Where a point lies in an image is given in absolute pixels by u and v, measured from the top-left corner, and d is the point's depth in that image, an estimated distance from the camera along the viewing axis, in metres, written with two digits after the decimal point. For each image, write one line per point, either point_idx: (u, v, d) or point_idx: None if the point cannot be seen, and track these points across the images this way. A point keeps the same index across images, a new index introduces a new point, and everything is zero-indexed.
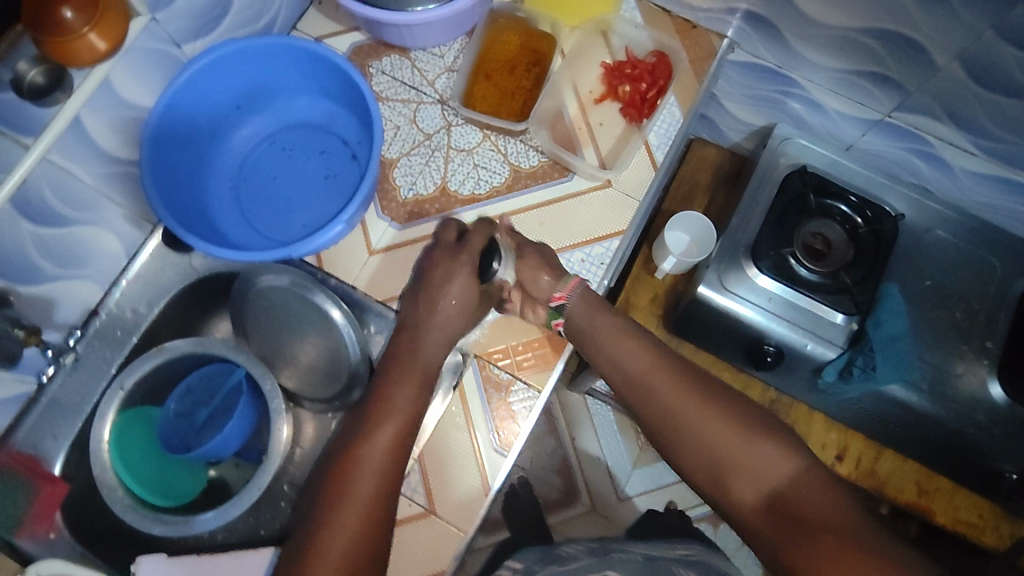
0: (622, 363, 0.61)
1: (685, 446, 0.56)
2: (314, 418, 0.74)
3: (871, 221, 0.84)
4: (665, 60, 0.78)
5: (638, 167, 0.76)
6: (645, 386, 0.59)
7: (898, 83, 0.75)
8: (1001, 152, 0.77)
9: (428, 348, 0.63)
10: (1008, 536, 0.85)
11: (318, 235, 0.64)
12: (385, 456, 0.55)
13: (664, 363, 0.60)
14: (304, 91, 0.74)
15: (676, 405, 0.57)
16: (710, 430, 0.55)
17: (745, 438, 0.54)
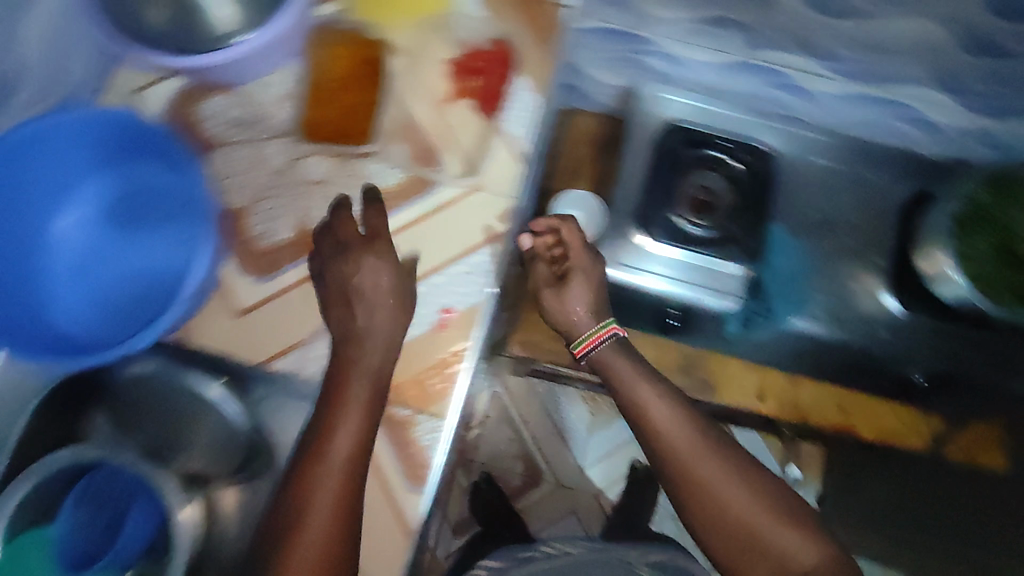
0: (660, 426, 0.64)
1: (712, 519, 0.61)
2: (229, 489, 0.66)
3: (748, 164, 0.85)
4: (506, 50, 0.74)
5: (501, 163, 0.73)
6: (682, 447, 0.63)
7: (748, 26, 0.73)
8: (857, 71, 0.76)
9: (354, 380, 0.60)
10: (931, 437, 0.87)
11: (165, 317, 0.59)
12: (333, 496, 0.55)
13: (700, 435, 0.64)
14: (122, 161, 0.68)
15: (711, 474, 0.62)
16: (743, 507, 0.61)
17: (772, 520, 0.60)
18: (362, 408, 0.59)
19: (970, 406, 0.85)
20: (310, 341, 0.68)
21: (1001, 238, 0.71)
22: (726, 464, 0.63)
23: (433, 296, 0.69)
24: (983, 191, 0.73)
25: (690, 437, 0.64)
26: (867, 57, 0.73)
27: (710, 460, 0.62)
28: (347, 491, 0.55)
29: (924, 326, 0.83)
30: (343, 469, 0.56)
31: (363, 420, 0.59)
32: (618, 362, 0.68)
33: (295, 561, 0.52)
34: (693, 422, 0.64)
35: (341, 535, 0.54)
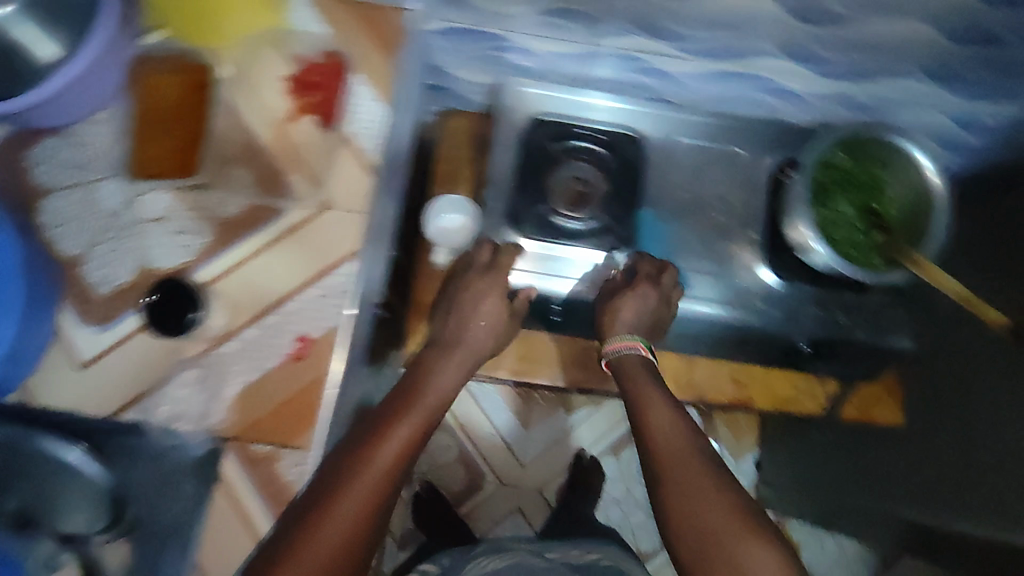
0: (656, 419, 0.66)
1: (681, 521, 0.57)
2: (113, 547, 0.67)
3: (616, 152, 0.84)
4: (340, 61, 0.72)
5: (348, 176, 0.70)
6: (670, 456, 0.62)
7: (586, 13, 0.72)
8: (705, 49, 0.75)
9: (413, 404, 0.67)
10: (825, 399, 0.89)
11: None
12: (364, 494, 0.56)
13: (696, 454, 0.62)
14: None
15: (695, 490, 0.58)
16: (710, 508, 0.56)
17: (739, 526, 0.55)
18: (422, 420, 0.66)
19: (852, 367, 0.88)
20: (158, 389, 0.65)
21: (858, 196, 0.78)
22: (708, 481, 0.59)
23: (285, 323, 0.67)
24: (841, 153, 0.79)
25: (679, 435, 0.64)
26: (718, 34, 0.72)
27: (690, 458, 0.61)
28: (387, 485, 0.58)
29: (802, 294, 0.82)
30: (382, 466, 0.59)
31: (417, 434, 0.64)
32: (628, 366, 0.74)
33: (324, 532, 0.52)
34: (686, 444, 0.63)
35: (362, 519, 0.55)
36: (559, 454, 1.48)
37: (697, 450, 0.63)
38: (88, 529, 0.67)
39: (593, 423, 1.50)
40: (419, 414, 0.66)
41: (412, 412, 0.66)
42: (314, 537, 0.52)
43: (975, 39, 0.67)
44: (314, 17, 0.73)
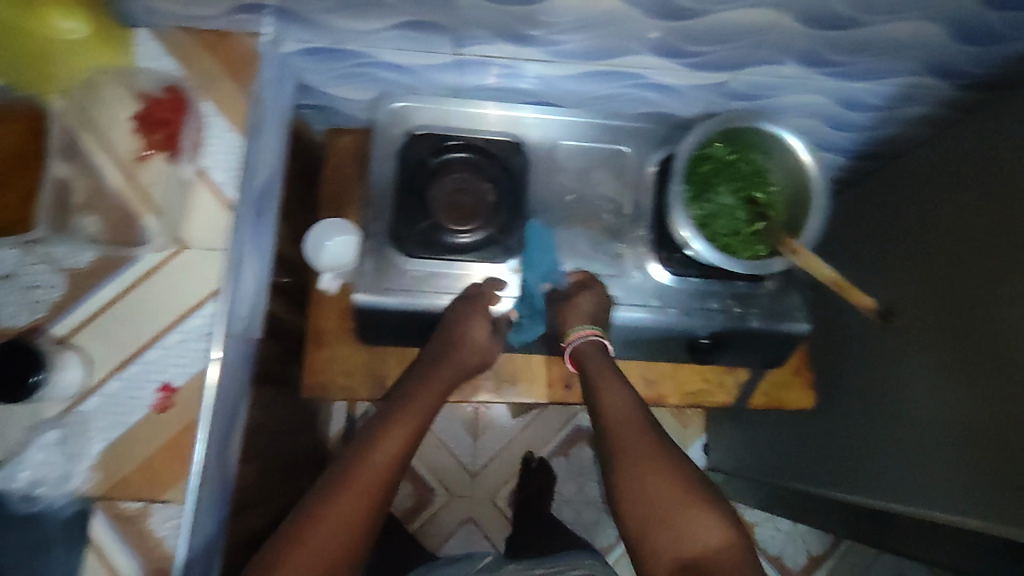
0: (609, 402, 0.70)
1: (632, 498, 0.63)
2: None
3: (497, 162, 0.81)
4: (182, 96, 0.68)
5: (206, 213, 0.68)
6: (621, 437, 0.67)
7: (444, 26, 0.69)
8: (571, 51, 0.74)
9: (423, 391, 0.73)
10: (733, 388, 0.91)
11: None
12: (364, 489, 0.63)
13: (645, 431, 0.67)
14: None
15: (644, 470, 0.63)
16: (659, 488, 0.62)
17: (684, 505, 0.61)
18: (426, 407, 0.72)
19: (756, 355, 0.86)
20: (21, 452, 0.63)
21: (739, 185, 0.78)
22: (659, 456, 0.64)
23: (148, 372, 0.65)
24: (719, 144, 0.78)
25: (632, 418, 0.68)
26: (580, 36, 0.70)
27: (645, 441, 0.66)
28: (382, 478, 0.65)
29: (698, 289, 0.81)
30: (378, 459, 0.66)
31: (419, 421, 0.71)
32: (592, 358, 0.74)
33: (331, 519, 0.61)
34: (637, 422, 0.68)
35: (365, 509, 0.63)
36: (508, 458, 1.47)
37: (643, 429, 0.67)
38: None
39: (540, 424, 1.50)
40: (418, 402, 0.72)
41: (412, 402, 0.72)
42: (313, 535, 0.60)
43: (833, 25, 0.66)
44: (163, 49, 0.70)
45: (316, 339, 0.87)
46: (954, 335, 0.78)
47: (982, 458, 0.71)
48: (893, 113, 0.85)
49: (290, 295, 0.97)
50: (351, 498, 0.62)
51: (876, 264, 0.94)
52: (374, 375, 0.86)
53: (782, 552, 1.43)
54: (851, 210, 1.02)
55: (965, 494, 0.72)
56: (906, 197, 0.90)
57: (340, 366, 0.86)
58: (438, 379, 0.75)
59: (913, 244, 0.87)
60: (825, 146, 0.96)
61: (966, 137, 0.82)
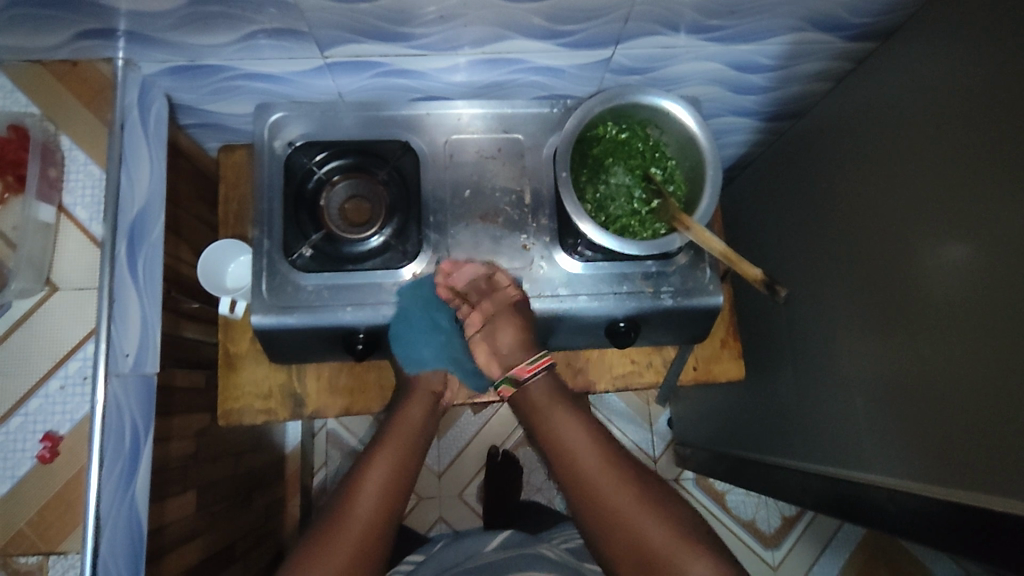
0: (578, 449, 0.69)
1: (628, 548, 0.65)
2: None
3: (386, 163, 0.78)
4: (25, 134, 0.67)
5: (77, 253, 0.67)
6: (597, 482, 0.67)
7: (296, 31, 0.67)
8: (442, 43, 0.72)
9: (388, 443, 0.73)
10: (663, 365, 0.88)
11: None
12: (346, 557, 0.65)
13: (615, 464, 0.68)
14: None
15: (626, 509, 0.65)
16: (653, 533, 0.64)
17: (681, 547, 0.63)
18: (408, 447, 0.74)
19: (680, 331, 0.83)
20: None
21: (633, 162, 0.76)
22: (636, 492, 0.67)
23: (31, 422, 0.63)
24: (609, 122, 0.76)
25: (600, 463, 0.68)
26: (445, 26, 0.68)
27: (623, 484, 0.67)
28: (360, 541, 0.66)
29: (609, 272, 0.79)
30: (367, 512, 0.68)
31: (399, 459, 0.72)
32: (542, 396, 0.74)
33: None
34: (606, 456, 0.69)
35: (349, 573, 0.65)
36: (473, 455, 1.46)
37: (613, 462, 0.69)
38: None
39: (502, 418, 1.48)
40: (401, 441, 0.74)
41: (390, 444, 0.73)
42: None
43: None
44: (14, 86, 0.70)
45: (231, 365, 0.84)
46: (869, 292, 0.78)
47: (915, 426, 0.72)
48: (790, 70, 0.84)
49: (206, 322, 0.94)
50: (336, 556, 0.65)
51: (797, 224, 0.92)
52: (293, 394, 0.85)
53: (755, 518, 1.40)
54: (770, 171, 1.01)
55: (903, 458, 0.74)
56: (816, 153, 0.89)
57: (257, 388, 0.84)
58: (420, 404, 0.77)
59: (827, 201, 0.86)
60: (733, 111, 0.94)
61: (863, 87, 0.81)
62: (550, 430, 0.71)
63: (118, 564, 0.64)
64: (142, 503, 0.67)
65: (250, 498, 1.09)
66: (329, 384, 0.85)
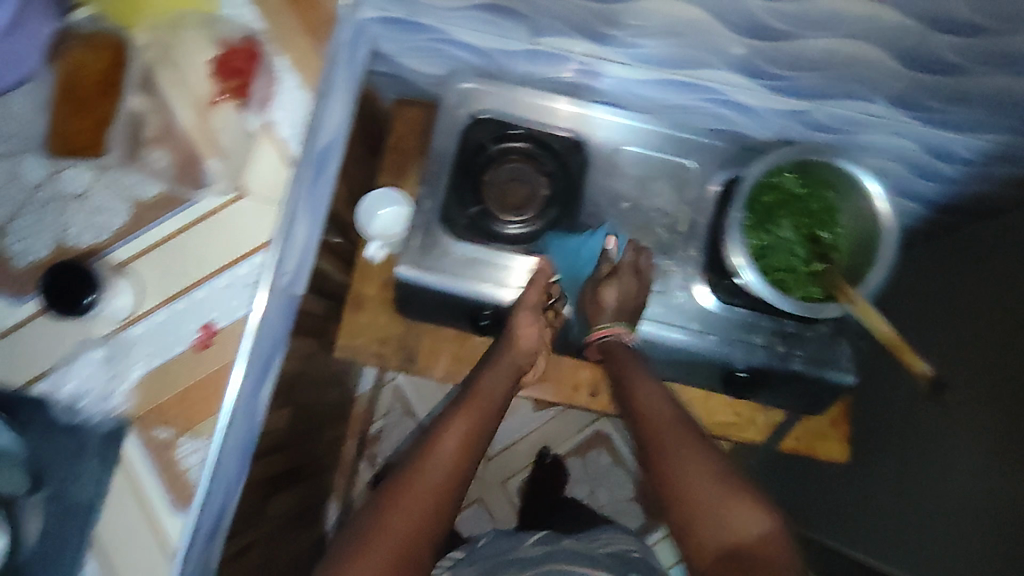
0: (645, 402, 0.67)
1: (680, 502, 0.58)
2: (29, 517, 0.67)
3: (556, 156, 0.82)
4: (254, 47, 0.71)
5: (269, 167, 0.71)
6: (656, 430, 0.63)
7: (519, 11, 0.69)
8: (650, 56, 0.73)
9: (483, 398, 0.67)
10: (766, 427, 0.86)
11: None
12: (426, 506, 0.58)
13: (679, 416, 0.64)
14: None
15: (677, 459, 0.60)
16: (698, 479, 0.58)
17: (718, 490, 0.57)
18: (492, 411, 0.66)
19: (796, 397, 0.82)
20: (63, 366, 0.66)
21: (802, 221, 0.75)
22: (698, 449, 0.61)
23: (194, 309, 0.67)
24: (787, 173, 0.75)
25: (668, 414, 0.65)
26: (662, 40, 0.69)
27: (676, 439, 0.62)
28: (441, 482, 0.59)
29: (747, 321, 0.77)
30: (452, 460, 0.60)
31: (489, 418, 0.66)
32: (619, 355, 0.73)
33: (387, 534, 0.56)
34: (675, 414, 0.65)
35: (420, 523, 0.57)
36: (526, 450, 1.47)
37: (682, 418, 0.65)
38: (11, 493, 0.65)
39: (563, 423, 1.48)
40: (486, 405, 0.66)
41: (474, 407, 0.65)
42: (389, 553, 0.56)
43: (933, 67, 0.64)
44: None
45: (358, 304, 0.89)
46: (994, 408, 0.74)
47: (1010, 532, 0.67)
48: (985, 168, 0.81)
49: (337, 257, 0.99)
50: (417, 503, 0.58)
51: (941, 321, 0.88)
52: (405, 347, 0.88)
53: None
54: (924, 262, 0.97)
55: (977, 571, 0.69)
56: (985, 258, 0.85)
57: (376, 333, 0.88)
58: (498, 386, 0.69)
59: (979, 310, 0.82)
60: (903, 191, 0.92)
61: None
62: (623, 376, 0.71)
63: (232, 457, 0.68)
64: (262, 404, 0.72)
65: (324, 427, 1.13)
66: (440, 350, 0.88)
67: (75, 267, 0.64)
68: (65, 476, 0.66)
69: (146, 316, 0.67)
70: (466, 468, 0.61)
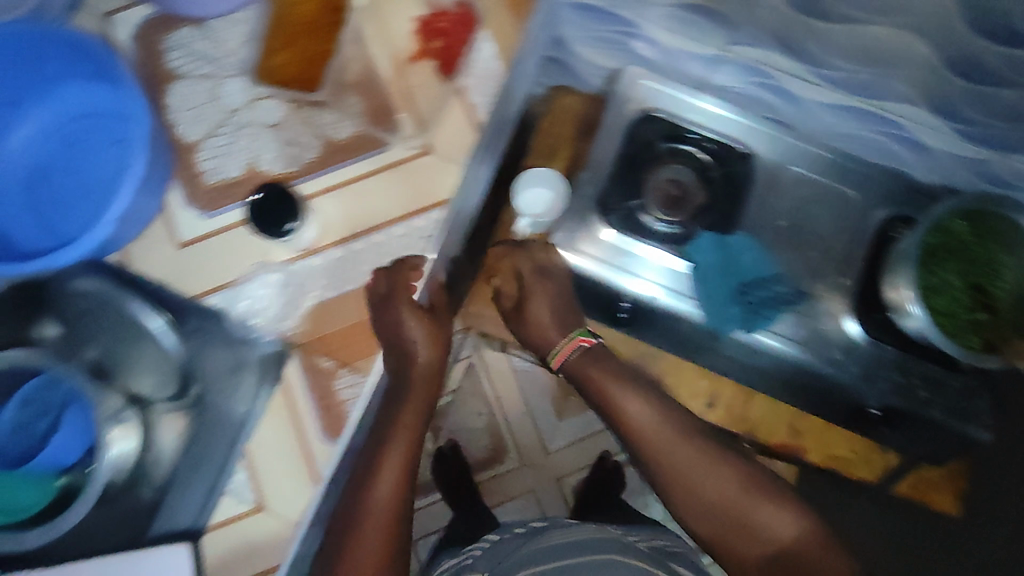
0: (636, 417, 0.67)
1: (708, 516, 0.61)
2: (170, 419, 0.71)
3: (720, 164, 0.82)
4: (471, 13, 0.72)
5: (457, 129, 0.72)
6: (659, 446, 0.65)
7: (728, 19, 0.68)
8: (853, 83, 0.70)
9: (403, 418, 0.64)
10: (880, 469, 0.85)
11: (79, 223, 0.67)
12: (386, 503, 0.59)
13: (683, 432, 0.65)
14: (72, 80, 0.68)
15: (691, 468, 0.63)
16: (719, 488, 0.62)
17: (746, 497, 0.61)
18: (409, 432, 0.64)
19: (924, 445, 0.83)
20: (242, 283, 0.69)
21: (966, 268, 0.72)
22: (709, 459, 0.63)
23: (370, 251, 0.70)
24: (957, 219, 0.72)
25: (657, 420, 0.66)
26: (868, 71, 0.67)
27: (684, 449, 0.64)
28: (400, 484, 0.61)
29: (886, 359, 0.80)
30: (397, 469, 0.61)
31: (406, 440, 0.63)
32: (584, 369, 0.72)
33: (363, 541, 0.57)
34: (673, 427, 0.66)
35: (393, 524, 0.59)
36: None
37: (676, 426, 0.66)
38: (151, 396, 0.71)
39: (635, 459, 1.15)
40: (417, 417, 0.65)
41: (409, 411, 0.65)
42: (375, 523, 0.58)
43: None
44: None
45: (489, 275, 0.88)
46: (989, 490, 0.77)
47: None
48: None
49: None
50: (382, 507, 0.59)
51: None
52: None
53: None
54: None
55: None
56: None
57: None
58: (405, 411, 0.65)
59: None
60: None
61: None
62: (604, 387, 0.69)
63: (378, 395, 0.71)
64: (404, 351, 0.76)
65: None
66: None
67: (283, 192, 0.66)
68: (222, 392, 0.69)
69: (322, 251, 0.70)
70: (411, 468, 0.62)
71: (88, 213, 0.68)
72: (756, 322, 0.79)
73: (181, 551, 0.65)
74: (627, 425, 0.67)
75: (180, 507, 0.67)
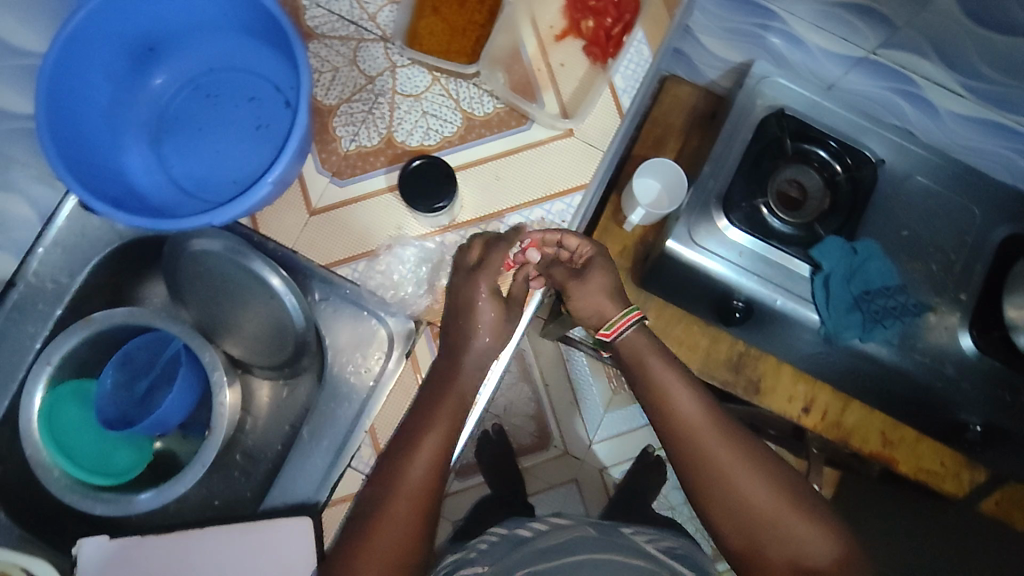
0: (681, 408, 0.62)
1: (730, 517, 0.58)
2: (266, 384, 0.74)
3: (847, 168, 0.80)
4: None
5: (603, 112, 0.70)
6: (702, 440, 0.60)
7: (885, 18, 0.64)
8: (999, 96, 0.68)
9: (445, 403, 0.60)
10: (967, 483, 0.87)
11: (213, 176, 0.71)
12: (411, 488, 0.56)
13: (729, 428, 0.61)
14: (215, 27, 0.72)
15: (727, 467, 0.59)
16: (759, 495, 0.58)
17: (780, 506, 0.58)
18: (448, 424, 0.60)
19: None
20: (379, 254, 0.69)
21: None
22: (749, 462, 0.60)
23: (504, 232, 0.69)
24: None
25: (701, 411, 0.62)
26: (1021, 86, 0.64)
27: (726, 448, 0.60)
28: (427, 481, 0.57)
29: (996, 376, 0.78)
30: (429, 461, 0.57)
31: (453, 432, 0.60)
32: (637, 344, 0.66)
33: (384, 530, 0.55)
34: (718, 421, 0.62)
35: (417, 514, 0.56)
36: None
37: (719, 419, 0.62)
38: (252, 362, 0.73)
39: None
40: (456, 402, 0.61)
41: (450, 399, 0.61)
42: (404, 494, 0.56)
43: None
44: None
45: None
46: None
47: None
48: None
49: None
50: (402, 498, 0.56)
51: None
52: None
53: None
54: None
55: None
56: None
57: None
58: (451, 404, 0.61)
59: None
60: None
61: None
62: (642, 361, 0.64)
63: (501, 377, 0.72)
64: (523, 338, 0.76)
65: None
66: (667, 328, 0.89)
67: (450, 172, 0.65)
68: (347, 363, 0.69)
69: (457, 228, 0.69)
70: (444, 467, 0.58)
71: (220, 167, 0.71)
72: (873, 331, 0.79)
73: (304, 523, 0.65)
74: (664, 408, 0.62)
75: (300, 476, 0.68)
